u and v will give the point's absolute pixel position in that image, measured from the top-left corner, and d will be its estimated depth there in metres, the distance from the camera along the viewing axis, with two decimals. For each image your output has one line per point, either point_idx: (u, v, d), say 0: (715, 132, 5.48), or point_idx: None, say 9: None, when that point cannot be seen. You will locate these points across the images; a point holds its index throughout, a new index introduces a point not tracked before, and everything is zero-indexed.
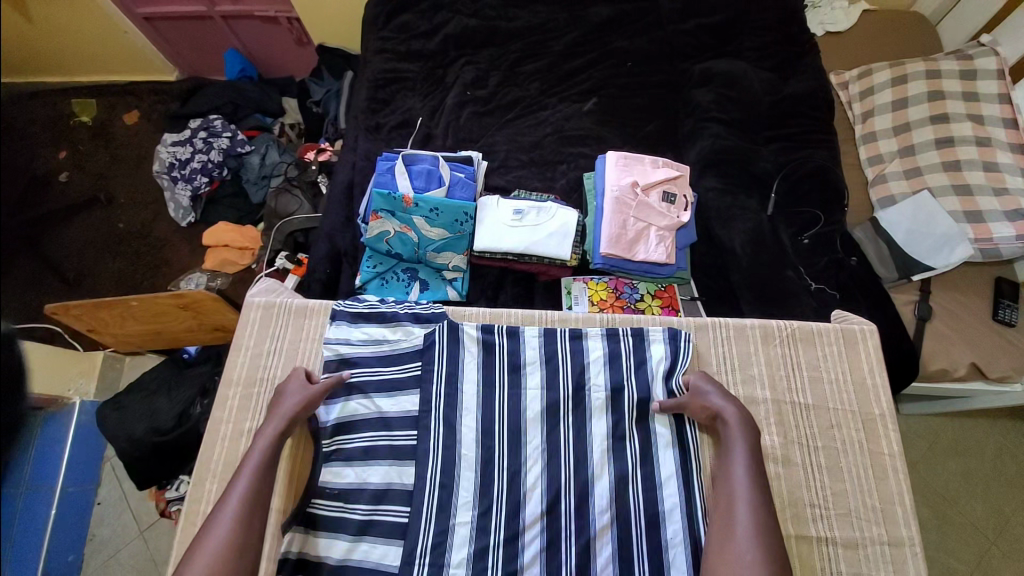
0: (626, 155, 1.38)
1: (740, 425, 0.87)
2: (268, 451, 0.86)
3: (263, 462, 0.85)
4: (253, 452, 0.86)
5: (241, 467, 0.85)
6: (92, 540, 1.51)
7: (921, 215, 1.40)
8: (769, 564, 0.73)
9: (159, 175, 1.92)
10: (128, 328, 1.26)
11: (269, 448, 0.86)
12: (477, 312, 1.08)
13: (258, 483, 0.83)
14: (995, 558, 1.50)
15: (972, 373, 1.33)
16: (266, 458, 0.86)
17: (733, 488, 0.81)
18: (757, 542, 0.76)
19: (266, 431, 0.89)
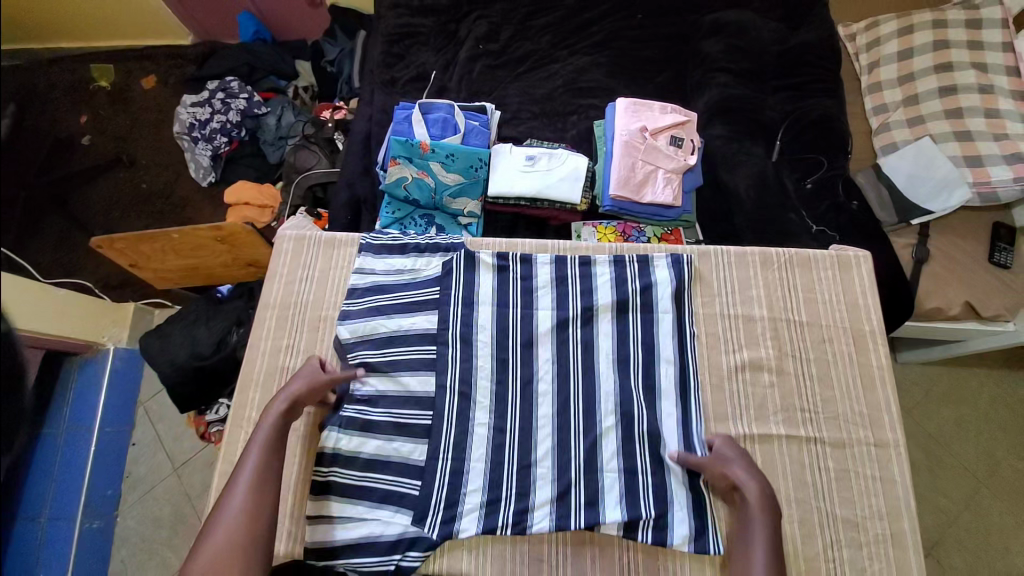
0: (636, 101, 1.44)
1: (761, 501, 0.83)
2: (274, 434, 0.88)
3: (270, 438, 0.88)
4: (259, 433, 0.88)
5: (250, 443, 0.88)
6: (129, 478, 1.57)
7: (923, 160, 1.42)
8: None
9: (180, 135, 1.94)
10: (168, 265, 1.39)
11: (274, 425, 0.89)
12: (493, 242, 1.16)
13: (266, 461, 0.86)
14: (988, 502, 1.50)
15: (964, 313, 1.35)
16: (271, 442, 0.87)
17: (751, 572, 0.77)
18: None
19: (270, 410, 0.90)
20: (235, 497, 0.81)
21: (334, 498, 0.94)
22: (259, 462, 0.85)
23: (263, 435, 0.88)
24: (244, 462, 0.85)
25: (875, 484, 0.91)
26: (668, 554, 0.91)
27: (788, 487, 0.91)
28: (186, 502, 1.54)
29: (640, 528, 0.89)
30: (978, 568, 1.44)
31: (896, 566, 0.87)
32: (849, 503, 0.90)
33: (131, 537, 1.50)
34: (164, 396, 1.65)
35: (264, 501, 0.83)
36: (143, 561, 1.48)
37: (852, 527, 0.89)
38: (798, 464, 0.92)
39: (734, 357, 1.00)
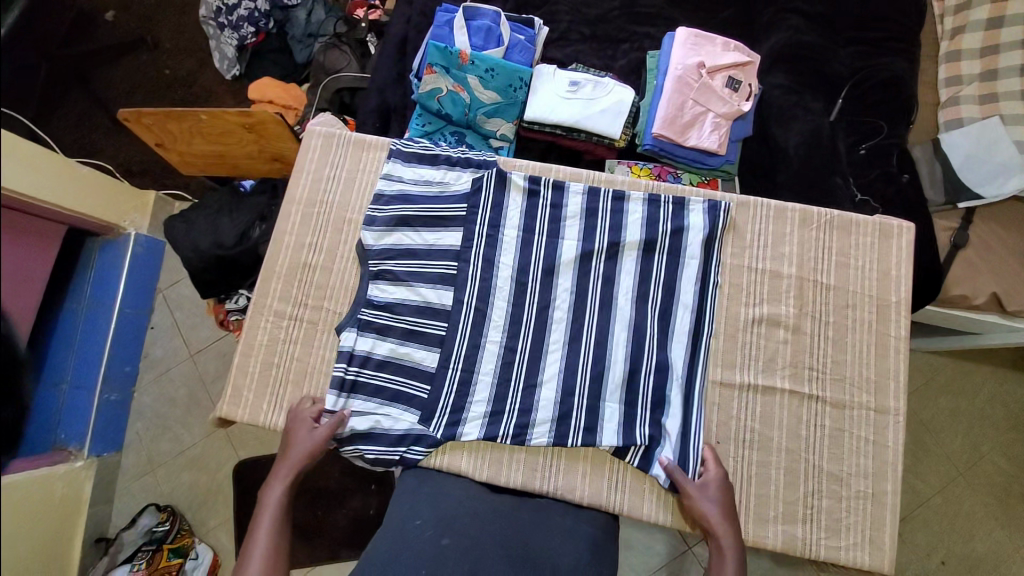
0: (697, 34, 1.34)
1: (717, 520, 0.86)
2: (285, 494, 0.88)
3: (280, 507, 0.86)
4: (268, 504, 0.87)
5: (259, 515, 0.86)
6: (147, 357, 1.61)
7: (985, 140, 1.31)
8: None
9: (205, 20, 1.76)
10: (192, 148, 1.40)
11: (283, 493, 0.88)
12: (527, 165, 1.12)
13: (277, 534, 0.83)
14: (961, 490, 1.54)
15: (991, 305, 1.29)
16: (280, 511, 0.86)
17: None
18: None
19: (277, 480, 0.89)
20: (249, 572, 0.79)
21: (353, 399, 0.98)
22: (271, 531, 0.83)
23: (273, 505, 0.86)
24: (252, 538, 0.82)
25: (866, 446, 0.94)
26: (653, 480, 0.95)
27: (781, 437, 0.94)
28: (200, 386, 1.60)
29: (634, 455, 0.93)
30: (935, 545, 1.50)
31: (870, 521, 0.92)
32: (838, 459, 0.93)
33: (145, 412, 1.57)
34: (183, 286, 1.65)
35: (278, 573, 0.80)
36: (156, 435, 1.56)
37: (834, 480, 0.93)
38: (795, 418, 0.95)
39: (754, 310, 0.99)
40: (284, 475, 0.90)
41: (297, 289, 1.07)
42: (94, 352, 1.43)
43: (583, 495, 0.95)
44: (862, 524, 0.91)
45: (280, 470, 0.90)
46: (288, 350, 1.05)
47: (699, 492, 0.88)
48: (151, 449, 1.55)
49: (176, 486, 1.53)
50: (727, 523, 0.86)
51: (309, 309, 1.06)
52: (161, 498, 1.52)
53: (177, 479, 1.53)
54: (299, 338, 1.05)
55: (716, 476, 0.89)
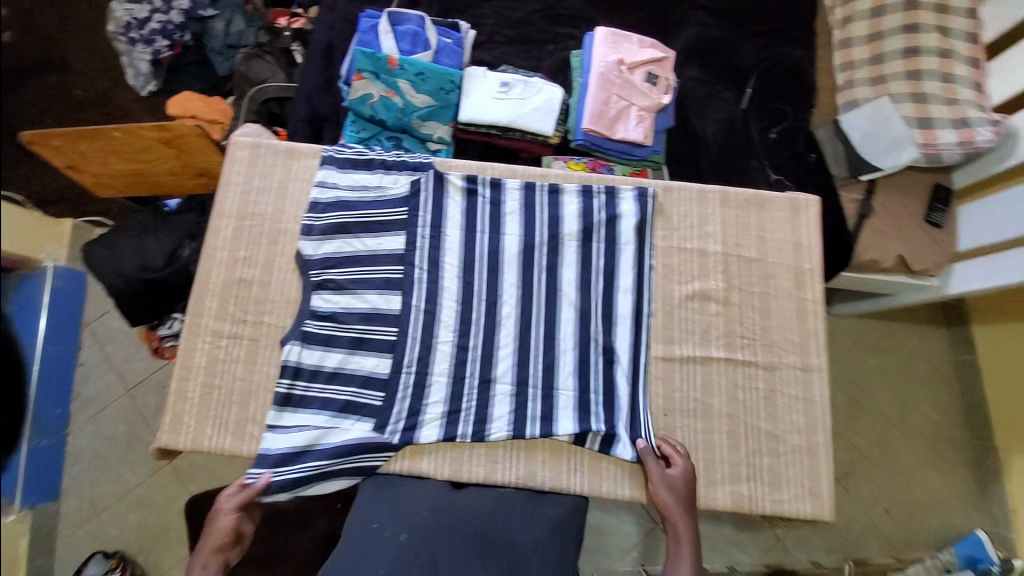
0: (615, 32, 1.41)
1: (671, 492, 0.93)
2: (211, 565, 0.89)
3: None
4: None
5: None
6: (78, 397, 1.49)
7: (879, 119, 1.45)
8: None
9: (113, 35, 1.62)
10: (108, 168, 1.31)
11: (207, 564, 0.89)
12: (463, 165, 1.13)
13: None
14: (893, 439, 1.70)
15: (896, 266, 1.44)
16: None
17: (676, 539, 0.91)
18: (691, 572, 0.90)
19: (201, 552, 0.90)
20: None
21: (294, 416, 0.95)
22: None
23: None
24: None
25: (797, 403, 1.02)
26: (611, 459, 0.99)
27: (722, 403, 1.00)
28: (140, 422, 1.49)
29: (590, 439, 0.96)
30: (880, 496, 1.65)
31: (808, 472, 0.99)
32: (774, 419, 1.01)
33: (83, 455, 1.46)
34: (113, 317, 1.55)
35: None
36: (97, 477, 1.45)
37: (773, 439, 1.00)
38: (733, 384, 1.01)
39: (687, 288, 1.05)
40: (201, 560, 0.90)
41: (233, 306, 1.03)
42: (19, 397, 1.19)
43: (544, 481, 0.97)
44: (802, 476, 0.99)
45: (196, 555, 0.91)
46: (229, 370, 1.00)
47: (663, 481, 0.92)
48: (93, 493, 1.44)
49: (124, 528, 1.42)
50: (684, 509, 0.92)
51: (249, 326, 1.02)
52: (108, 543, 1.41)
53: (124, 520, 1.43)
54: (241, 356, 1.00)
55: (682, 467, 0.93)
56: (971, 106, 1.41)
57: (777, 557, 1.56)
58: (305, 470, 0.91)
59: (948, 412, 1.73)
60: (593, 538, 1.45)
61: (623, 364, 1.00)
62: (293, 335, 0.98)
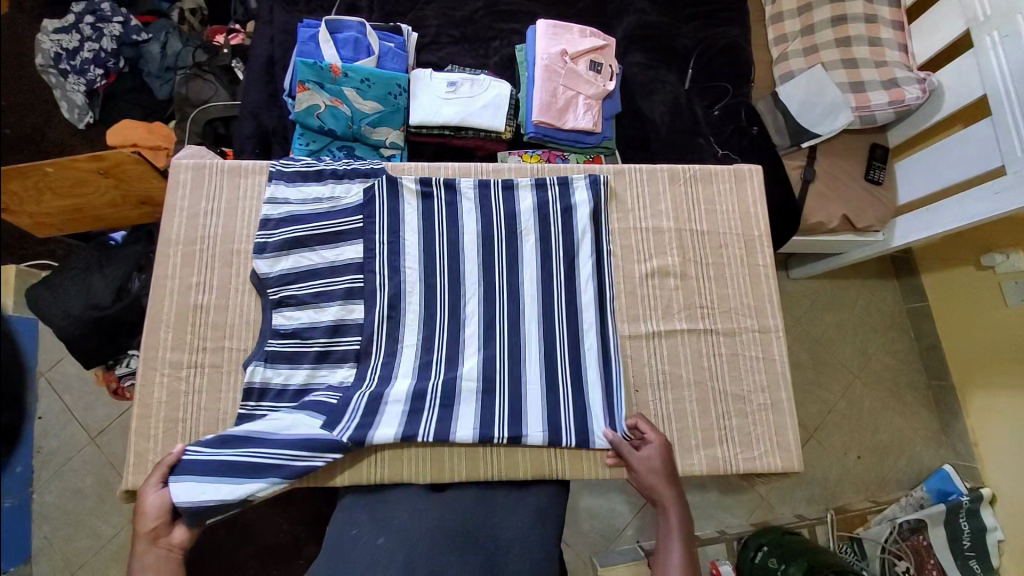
0: (555, 24, 1.43)
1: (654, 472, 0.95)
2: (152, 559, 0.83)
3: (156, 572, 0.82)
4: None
5: None
6: (40, 452, 1.43)
7: (815, 86, 1.51)
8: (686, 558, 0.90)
9: (43, 69, 1.57)
10: (43, 208, 1.21)
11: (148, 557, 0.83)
12: (416, 167, 1.13)
13: None
14: (857, 390, 1.79)
15: (843, 226, 1.51)
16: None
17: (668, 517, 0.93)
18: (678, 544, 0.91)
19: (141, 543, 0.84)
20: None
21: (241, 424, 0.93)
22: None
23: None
24: None
25: (759, 363, 1.07)
26: (590, 448, 1.01)
27: (688, 372, 1.04)
28: (111, 470, 1.44)
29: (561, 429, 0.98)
30: (850, 444, 1.74)
31: (775, 429, 1.04)
32: (739, 381, 1.05)
33: (51, 513, 1.40)
34: (69, 363, 1.49)
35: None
36: (72, 532, 1.39)
37: (739, 400, 1.04)
38: (697, 352, 1.05)
39: (646, 266, 1.09)
40: (145, 551, 0.83)
41: (191, 335, 1.00)
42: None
43: (525, 469, 0.98)
44: (769, 433, 1.04)
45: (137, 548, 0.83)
46: (193, 400, 0.98)
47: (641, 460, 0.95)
48: (66, 551, 1.38)
49: None
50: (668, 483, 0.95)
51: (209, 353, 1.00)
52: None
53: (104, 574, 1.38)
54: (203, 385, 0.98)
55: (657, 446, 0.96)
56: (898, 66, 1.49)
57: (764, 516, 1.63)
58: (232, 455, 0.88)
59: (907, 359, 1.83)
60: (588, 521, 1.48)
61: (590, 347, 1.02)
62: (257, 356, 0.97)
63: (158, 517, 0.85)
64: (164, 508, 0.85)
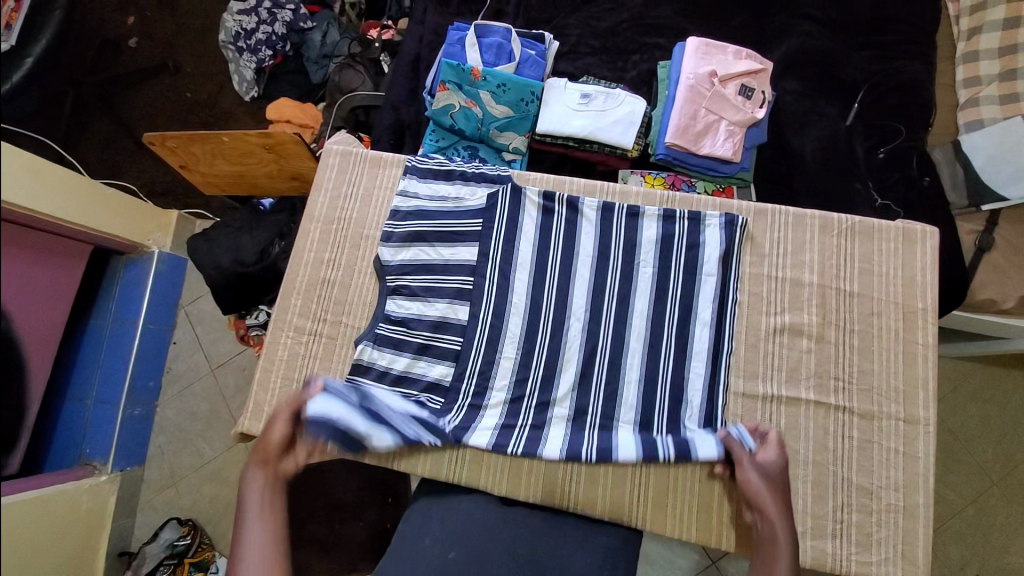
0: (708, 42, 1.34)
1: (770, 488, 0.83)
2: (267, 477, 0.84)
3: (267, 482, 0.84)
4: (247, 493, 0.83)
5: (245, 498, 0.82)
6: (170, 372, 1.65)
7: (1011, 139, 1.26)
8: None
9: (224, 45, 1.80)
10: (214, 169, 1.45)
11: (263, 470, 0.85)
12: (541, 178, 1.12)
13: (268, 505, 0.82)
14: (997, 502, 1.47)
15: (1020, 309, 1.23)
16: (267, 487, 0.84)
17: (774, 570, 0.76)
18: None
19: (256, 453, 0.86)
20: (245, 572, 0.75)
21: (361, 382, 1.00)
22: (260, 517, 0.80)
23: (252, 496, 0.82)
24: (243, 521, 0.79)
25: (896, 457, 0.91)
26: (676, 507, 0.93)
27: (807, 450, 0.92)
28: (223, 401, 1.63)
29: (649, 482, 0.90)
30: (969, 560, 1.44)
31: (903, 538, 0.88)
32: (867, 472, 0.90)
33: (169, 426, 1.61)
34: (205, 301, 1.71)
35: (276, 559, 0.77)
36: (179, 449, 1.60)
37: (864, 494, 0.90)
38: (822, 431, 0.92)
39: (776, 320, 0.98)
40: (257, 462, 0.86)
41: (316, 304, 1.09)
42: (117, 370, 1.49)
43: (603, 509, 0.93)
44: (894, 540, 0.88)
45: (251, 461, 0.86)
46: (309, 365, 1.06)
47: (754, 467, 0.85)
48: (171, 465, 1.59)
49: (198, 499, 1.56)
50: (781, 509, 0.81)
51: (328, 324, 1.08)
52: (183, 507, 1.55)
53: (200, 487, 1.56)
54: (319, 353, 1.06)
55: (775, 455, 0.85)
56: None
57: None
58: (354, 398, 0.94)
59: None
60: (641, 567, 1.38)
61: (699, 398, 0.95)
62: (369, 335, 1.02)
63: (278, 442, 0.88)
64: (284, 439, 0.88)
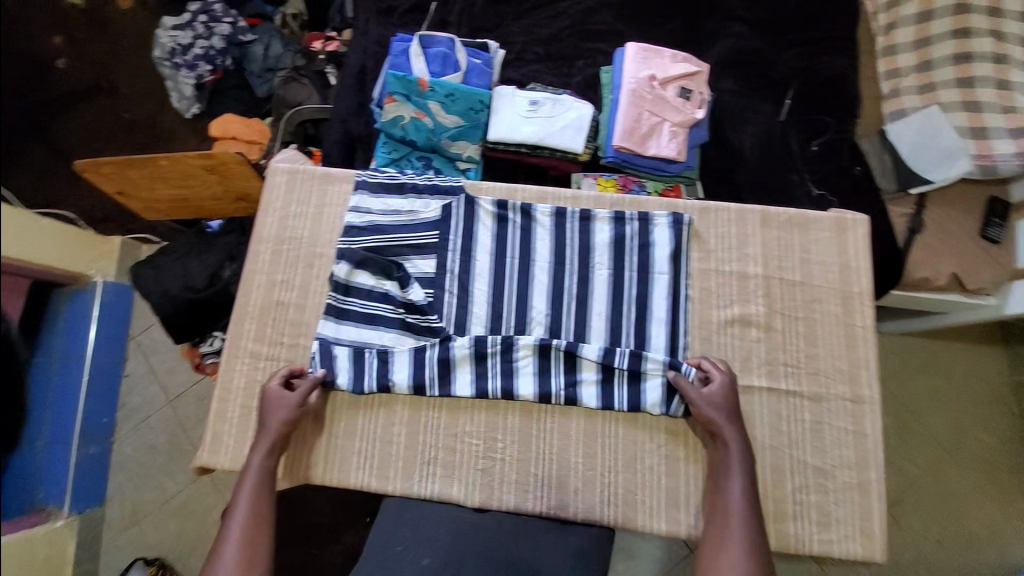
0: (646, 47, 1.39)
1: (722, 412, 0.91)
2: (264, 472, 0.90)
3: (262, 474, 0.90)
4: (249, 471, 0.90)
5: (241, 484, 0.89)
6: (124, 409, 1.56)
7: (929, 127, 1.36)
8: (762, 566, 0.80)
9: (160, 62, 1.72)
10: (155, 193, 1.38)
11: (265, 461, 0.91)
12: (494, 187, 1.12)
13: (259, 498, 0.88)
14: (947, 466, 1.58)
15: (950, 284, 1.34)
16: (259, 483, 0.89)
17: (728, 493, 0.86)
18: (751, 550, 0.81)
19: (259, 447, 0.91)
20: (230, 538, 0.84)
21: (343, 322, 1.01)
22: (253, 491, 0.88)
23: (252, 470, 0.90)
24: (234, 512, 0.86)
25: (847, 435, 0.96)
26: (648, 498, 0.95)
27: (764, 435, 0.96)
28: (182, 434, 1.55)
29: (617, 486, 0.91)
30: (930, 524, 1.54)
31: (859, 513, 0.93)
32: (820, 452, 0.95)
33: (128, 464, 1.52)
34: (156, 330, 1.63)
35: (261, 536, 0.85)
36: (140, 482, 1.51)
37: (820, 475, 0.94)
38: (776, 415, 0.96)
39: (725, 312, 1.02)
40: (262, 442, 0.92)
41: (271, 329, 1.05)
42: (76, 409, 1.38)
43: (578, 511, 0.94)
44: (852, 516, 0.93)
45: (258, 438, 0.92)
46: None
47: (705, 399, 0.91)
48: (132, 506, 1.50)
49: (163, 537, 1.47)
50: (732, 423, 0.90)
51: (284, 349, 1.04)
52: (148, 550, 1.46)
53: (165, 527, 1.48)
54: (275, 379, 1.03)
55: (721, 380, 0.92)
56: None
57: None
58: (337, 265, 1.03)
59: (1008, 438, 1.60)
60: (625, 563, 1.40)
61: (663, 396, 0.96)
62: (324, 357, 0.98)
63: (282, 426, 0.93)
64: (291, 423, 0.94)
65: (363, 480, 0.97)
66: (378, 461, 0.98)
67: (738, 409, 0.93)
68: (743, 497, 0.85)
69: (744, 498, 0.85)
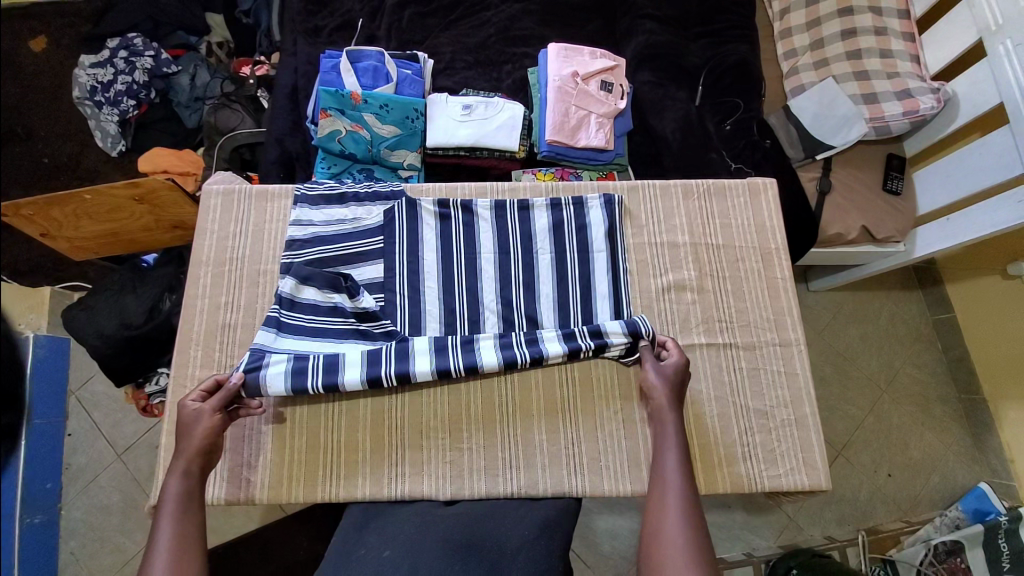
0: (566, 47, 1.47)
1: (666, 394, 0.93)
2: (188, 488, 0.82)
3: (182, 493, 0.82)
4: (168, 499, 0.81)
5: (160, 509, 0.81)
6: (69, 469, 1.47)
7: (827, 98, 1.49)
8: (697, 546, 0.76)
9: (80, 101, 1.67)
10: (85, 231, 1.33)
11: (184, 478, 0.83)
12: (433, 188, 1.17)
13: (187, 519, 0.80)
14: (888, 405, 1.73)
15: (862, 236, 1.49)
16: (184, 498, 0.82)
17: (663, 465, 0.86)
18: (688, 527, 0.78)
19: (175, 469, 0.84)
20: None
21: (287, 337, 0.99)
22: (176, 521, 0.79)
23: (172, 495, 0.81)
24: (159, 535, 0.77)
25: (780, 377, 1.05)
26: (609, 458, 1.00)
27: (708, 387, 1.03)
28: (136, 487, 1.47)
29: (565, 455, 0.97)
30: (879, 460, 1.67)
31: (802, 445, 1.02)
32: (760, 396, 1.04)
33: (77, 529, 1.43)
34: (97, 382, 1.54)
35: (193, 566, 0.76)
36: (96, 549, 1.42)
37: (762, 415, 1.03)
38: (717, 366, 1.04)
39: (662, 280, 1.10)
40: (181, 464, 0.84)
41: (218, 353, 1.04)
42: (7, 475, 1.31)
43: (546, 487, 0.98)
44: (794, 449, 1.01)
45: (177, 460, 0.85)
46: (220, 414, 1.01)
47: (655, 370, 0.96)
48: (90, 570, 1.40)
49: None
50: (671, 397, 0.92)
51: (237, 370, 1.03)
52: None
53: None
54: None
55: (676, 359, 0.96)
56: (910, 77, 1.48)
57: (793, 538, 1.57)
58: (283, 283, 1.02)
59: (935, 371, 1.78)
60: (609, 542, 1.46)
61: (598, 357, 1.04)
62: (254, 365, 0.94)
63: (206, 441, 0.87)
64: (216, 435, 0.87)
65: (330, 490, 0.97)
66: (345, 464, 0.98)
67: (684, 382, 0.96)
68: (678, 467, 0.85)
69: (679, 467, 0.85)
